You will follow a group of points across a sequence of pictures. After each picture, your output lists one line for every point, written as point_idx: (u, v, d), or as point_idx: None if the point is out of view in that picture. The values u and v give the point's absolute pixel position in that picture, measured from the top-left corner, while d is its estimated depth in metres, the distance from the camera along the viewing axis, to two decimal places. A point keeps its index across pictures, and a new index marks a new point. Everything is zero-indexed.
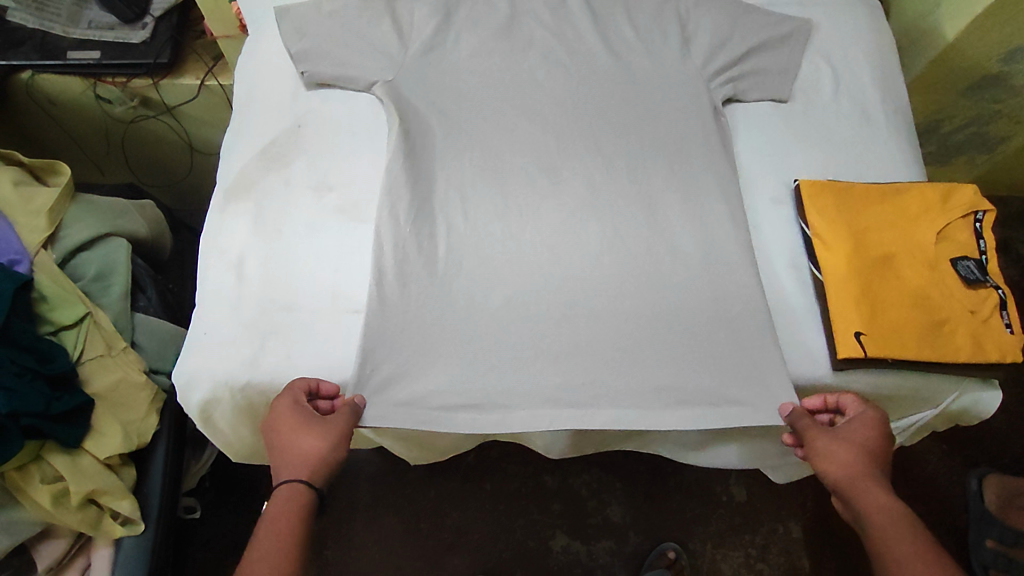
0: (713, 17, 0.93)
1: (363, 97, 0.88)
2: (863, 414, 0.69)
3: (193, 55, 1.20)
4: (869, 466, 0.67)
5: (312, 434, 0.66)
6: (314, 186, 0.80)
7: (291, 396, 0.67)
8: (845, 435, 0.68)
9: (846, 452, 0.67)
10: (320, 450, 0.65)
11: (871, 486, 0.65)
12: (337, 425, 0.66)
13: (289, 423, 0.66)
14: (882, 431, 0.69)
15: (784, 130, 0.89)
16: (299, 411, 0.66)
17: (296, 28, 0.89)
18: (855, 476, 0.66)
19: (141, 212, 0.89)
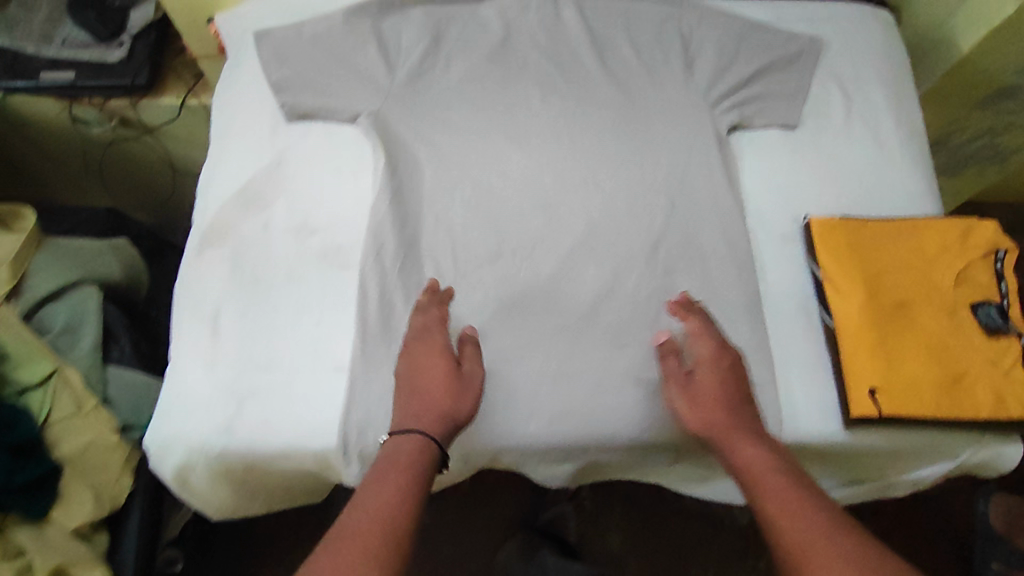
0: (717, 40, 0.88)
1: (346, 128, 0.82)
2: (705, 347, 0.68)
3: (172, 75, 1.15)
4: (730, 407, 0.64)
5: (451, 384, 0.63)
6: (294, 229, 0.76)
7: (438, 334, 0.67)
8: (696, 390, 0.66)
9: (702, 397, 0.65)
10: (453, 403, 0.62)
11: (737, 430, 0.63)
12: (469, 378, 0.65)
13: (433, 366, 0.64)
14: (734, 362, 0.67)
15: (795, 156, 0.83)
16: (446, 352, 0.65)
17: (276, 55, 0.84)
18: (715, 425, 0.64)
19: (119, 254, 0.85)
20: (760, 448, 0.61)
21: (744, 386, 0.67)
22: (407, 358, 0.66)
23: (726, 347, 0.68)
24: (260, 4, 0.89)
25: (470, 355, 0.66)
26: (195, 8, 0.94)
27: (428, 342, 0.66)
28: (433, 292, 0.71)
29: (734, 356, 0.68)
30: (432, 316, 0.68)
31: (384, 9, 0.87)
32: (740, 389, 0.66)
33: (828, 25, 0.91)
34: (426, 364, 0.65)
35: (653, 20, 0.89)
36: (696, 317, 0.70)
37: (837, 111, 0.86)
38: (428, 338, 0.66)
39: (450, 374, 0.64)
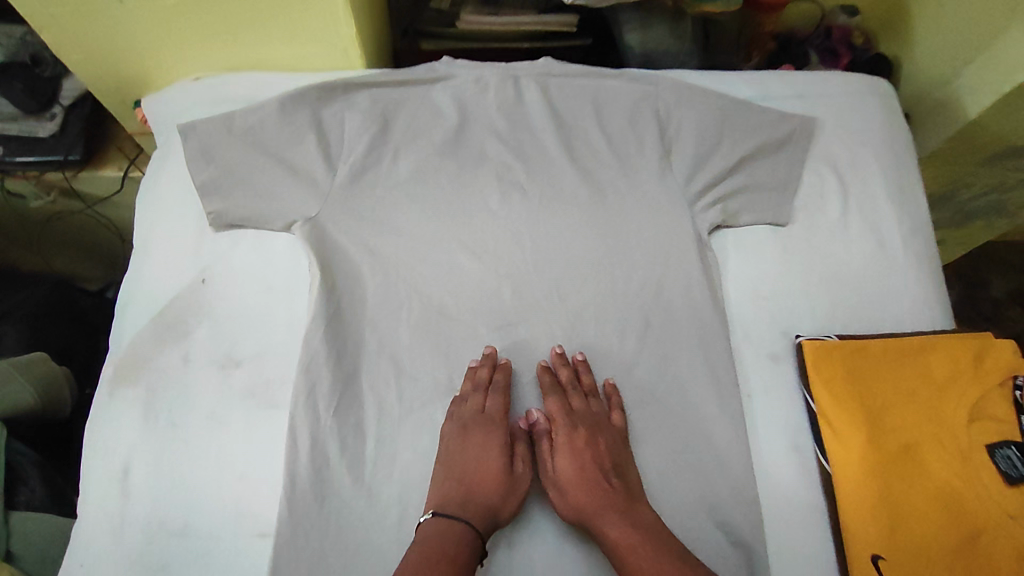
0: (698, 122, 0.79)
1: (280, 237, 0.73)
2: (557, 424, 0.65)
3: (114, 149, 1.07)
4: (591, 486, 0.61)
5: (504, 483, 0.62)
6: (217, 361, 0.67)
7: (499, 424, 0.64)
8: (561, 474, 0.62)
9: (565, 482, 0.62)
10: (498, 501, 0.61)
11: (601, 511, 0.60)
12: (520, 481, 0.63)
13: (484, 456, 0.62)
14: (591, 431, 0.64)
15: (784, 260, 0.74)
16: (504, 449, 0.64)
17: (203, 151, 0.75)
18: (585, 512, 0.60)
19: (31, 374, 0.77)
20: (626, 522, 0.59)
21: (609, 452, 0.63)
22: (463, 445, 0.63)
23: (579, 418, 0.65)
24: (191, 90, 0.81)
25: (522, 456, 0.64)
26: (123, 90, 0.87)
27: (490, 433, 0.64)
28: (497, 373, 0.67)
29: (588, 424, 0.64)
30: (496, 402, 0.65)
31: (324, 94, 0.77)
32: (602, 460, 0.63)
33: (822, 101, 0.82)
34: (482, 455, 0.63)
35: (626, 102, 0.80)
36: (552, 388, 0.66)
37: (833, 204, 0.77)
38: (489, 427, 0.64)
39: (502, 466, 0.62)
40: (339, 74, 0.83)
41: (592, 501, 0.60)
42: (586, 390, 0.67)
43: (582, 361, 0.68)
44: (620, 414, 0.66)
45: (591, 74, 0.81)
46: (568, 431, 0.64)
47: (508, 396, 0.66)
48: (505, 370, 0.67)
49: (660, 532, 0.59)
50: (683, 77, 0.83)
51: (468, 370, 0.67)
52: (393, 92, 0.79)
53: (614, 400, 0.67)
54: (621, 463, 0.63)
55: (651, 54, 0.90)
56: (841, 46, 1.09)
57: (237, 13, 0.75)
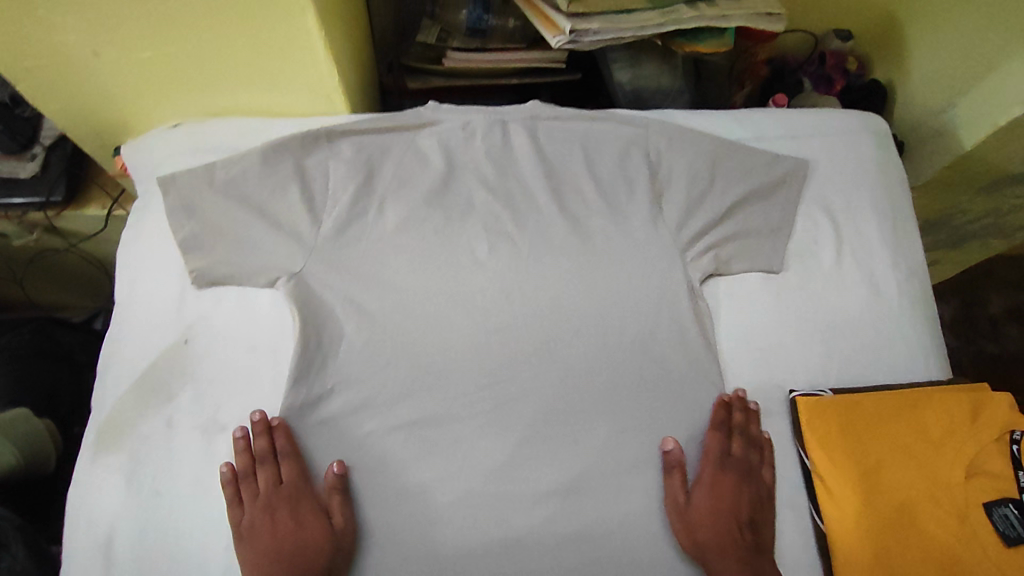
0: (689, 167, 0.77)
1: (263, 294, 0.72)
2: (708, 461, 0.66)
3: (96, 186, 1.04)
4: (726, 530, 0.63)
5: (325, 545, 0.61)
6: (200, 426, 0.66)
7: (301, 490, 0.64)
8: (691, 510, 0.64)
9: (695, 515, 0.64)
10: (326, 564, 0.61)
11: (724, 559, 0.62)
12: (343, 535, 0.63)
13: (290, 527, 0.62)
14: (739, 480, 0.65)
15: (778, 309, 0.73)
16: (317, 511, 0.63)
17: (184, 205, 0.73)
18: (709, 551, 0.62)
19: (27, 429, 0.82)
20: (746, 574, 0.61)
21: (750, 503, 0.65)
22: (273, 523, 0.62)
23: (732, 463, 0.66)
24: (171, 138, 0.80)
25: (338, 508, 0.63)
26: (103, 137, 0.85)
27: (296, 503, 0.63)
28: (274, 438, 0.64)
29: (739, 472, 0.66)
30: (288, 470, 0.64)
31: (307, 143, 0.75)
32: (738, 509, 0.64)
33: (814, 142, 0.81)
34: (296, 526, 0.62)
35: (616, 147, 0.78)
36: (721, 426, 0.67)
37: (828, 249, 0.76)
38: (294, 494, 0.64)
39: (318, 529, 0.62)
40: (321, 120, 0.81)
41: (719, 543, 0.62)
42: (754, 439, 0.67)
43: (754, 410, 0.68)
44: (339, 462, 0.65)
45: (581, 117, 0.80)
46: (715, 475, 0.65)
47: (297, 458, 0.65)
48: (283, 432, 0.64)
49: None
50: (674, 118, 0.82)
51: (241, 445, 0.64)
52: (379, 139, 0.78)
53: (767, 454, 0.67)
54: (758, 515, 0.65)
55: (640, 91, 0.89)
56: (836, 73, 1.08)
57: (215, 63, 0.74)
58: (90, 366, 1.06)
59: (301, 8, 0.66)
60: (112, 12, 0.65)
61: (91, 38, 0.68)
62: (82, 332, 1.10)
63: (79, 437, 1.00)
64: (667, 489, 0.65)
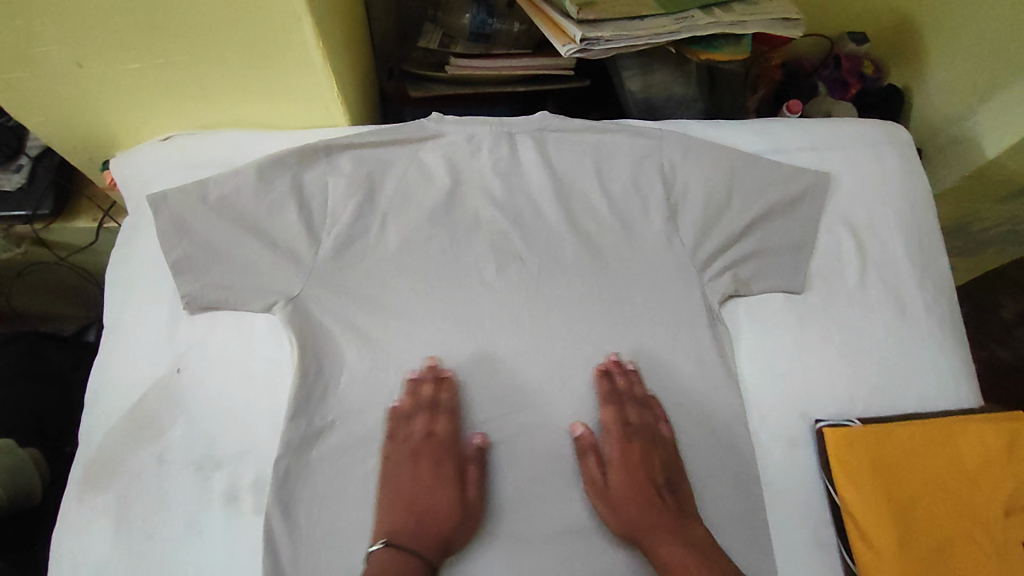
0: (706, 181, 0.74)
1: (260, 319, 0.68)
2: (610, 437, 0.65)
3: (85, 198, 1.00)
4: (645, 500, 0.61)
5: (455, 511, 0.61)
6: (195, 461, 0.62)
7: (450, 450, 0.64)
8: (610, 490, 0.62)
9: (615, 496, 0.62)
10: (451, 529, 0.60)
11: (655, 530, 0.60)
12: (471, 506, 0.62)
13: (426, 482, 0.62)
14: (645, 445, 0.64)
15: (801, 332, 0.69)
16: (454, 476, 0.63)
17: (175, 224, 0.69)
18: (637, 527, 0.61)
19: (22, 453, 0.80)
20: (680, 541, 0.59)
21: (663, 466, 0.64)
22: (415, 474, 0.62)
23: (634, 431, 0.65)
24: (161, 152, 0.76)
25: (475, 479, 0.63)
26: (91, 150, 0.81)
27: (441, 459, 0.63)
28: (441, 389, 0.66)
29: (643, 438, 0.64)
30: (444, 425, 0.65)
31: (305, 158, 0.72)
32: (654, 476, 0.63)
33: (835, 154, 0.77)
34: (433, 484, 0.62)
35: (628, 160, 0.75)
36: (609, 398, 0.66)
37: (852, 269, 0.72)
38: (440, 451, 0.64)
39: (452, 490, 0.62)
40: (319, 133, 0.77)
41: (643, 517, 0.60)
42: (645, 400, 0.66)
43: (633, 370, 0.67)
44: (482, 435, 0.65)
45: (593, 129, 0.76)
46: (620, 447, 0.64)
47: (453, 417, 0.65)
48: (450, 386, 0.66)
49: (713, 551, 0.59)
50: (689, 129, 0.78)
51: (411, 385, 0.65)
52: (381, 152, 0.74)
53: (660, 412, 0.66)
54: (672, 478, 0.63)
55: (652, 99, 0.85)
56: (852, 76, 1.05)
57: (207, 74, 0.70)
58: (82, 385, 1.02)
59: (298, 18, 0.62)
60: (94, 25, 0.61)
61: (75, 49, 0.64)
62: (73, 345, 1.05)
63: (71, 456, 0.97)
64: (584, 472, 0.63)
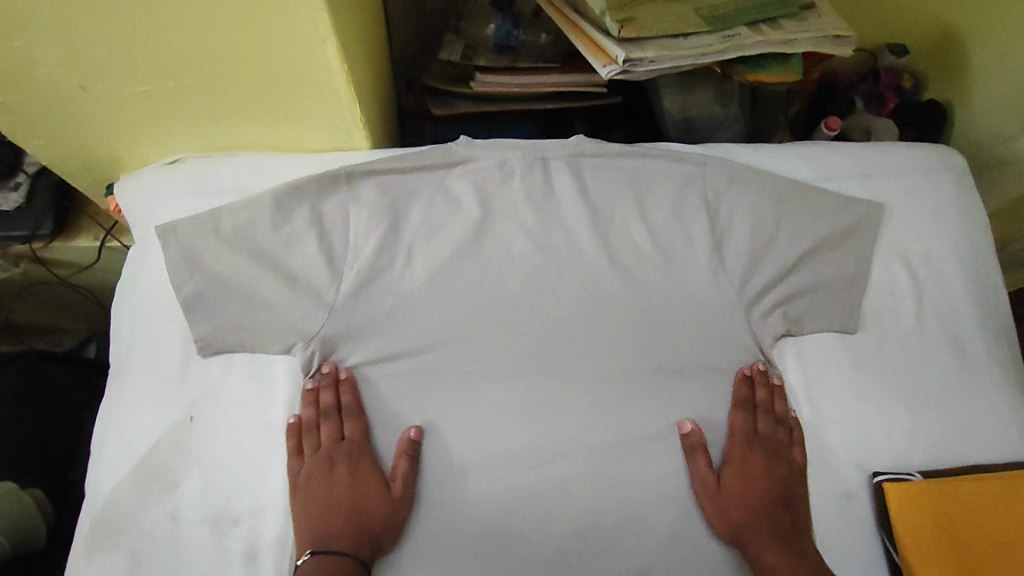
0: (752, 211, 0.69)
1: (277, 362, 0.64)
2: (735, 439, 0.63)
3: (86, 218, 0.95)
4: (758, 509, 0.60)
5: (383, 505, 0.59)
6: (210, 519, 0.58)
7: (367, 450, 0.61)
8: (724, 490, 0.61)
9: (727, 498, 0.60)
10: (382, 524, 0.58)
11: (761, 540, 0.59)
12: (401, 501, 0.59)
13: (343, 485, 0.60)
14: (769, 457, 0.62)
15: (858, 376, 0.65)
16: (378, 473, 0.61)
17: (186, 258, 0.65)
18: (746, 537, 0.59)
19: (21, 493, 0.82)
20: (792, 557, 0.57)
21: (783, 481, 0.62)
22: (331, 481, 0.60)
23: (761, 440, 0.63)
24: (171, 177, 0.71)
25: (404, 473, 0.60)
26: (96, 173, 0.76)
27: (356, 462, 0.61)
28: (341, 392, 0.62)
29: (769, 450, 0.63)
30: (352, 427, 0.62)
31: (325, 186, 0.67)
32: (772, 489, 0.61)
33: (887, 182, 0.73)
34: (354, 488, 0.60)
35: (669, 188, 0.70)
36: (743, 404, 0.64)
37: (908, 307, 0.68)
38: (357, 453, 0.61)
39: (378, 486, 0.60)
40: (339, 157, 0.72)
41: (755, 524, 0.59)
42: (780, 416, 0.64)
43: (780, 386, 0.65)
44: (415, 426, 0.62)
45: (631, 153, 0.71)
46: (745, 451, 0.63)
47: (359, 415, 0.62)
48: (349, 387, 0.62)
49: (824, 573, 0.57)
50: (734, 154, 0.73)
51: (309, 396, 0.62)
52: (404, 180, 0.69)
53: (798, 435, 0.64)
54: (792, 494, 0.61)
55: (691, 120, 0.80)
56: (890, 91, 1.00)
57: (222, 97, 0.65)
58: (83, 406, 0.96)
59: (321, 40, 0.58)
60: (100, 47, 0.57)
61: (79, 71, 0.59)
62: (76, 364, 1.01)
63: (75, 483, 0.90)
64: (693, 468, 0.61)
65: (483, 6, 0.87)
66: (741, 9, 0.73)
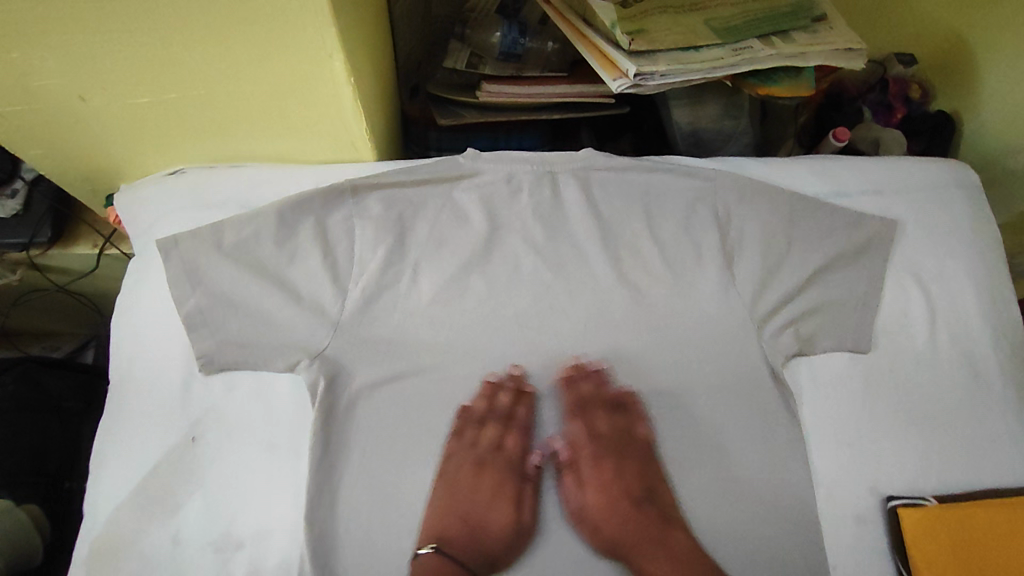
0: (762, 228, 0.68)
1: (282, 379, 0.62)
2: (579, 451, 0.65)
3: (84, 225, 0.92)
4: (623, 511, 0.61)
5: (510, 528, 0.60)
6: (213, 542, 0.57)
7: (521, 469, 0.64)
8: (587, 503, 0.61)
9: (593, 511, 0.61)
10: (503, 548, 0.59)
11: (641, 544, 0.59)
12: (526, 526, 0.60)
13: (482, 494, 0.62)
14: (618, 457, 0.64)
15: (869, 396, 0.65)
16: (514, 496, 0.62)
17: (188, 273, 0.64)
18: (620, 544, 0.59)
19: (18, 507, 0.81)
20: (668, 550, 0.58)
21: (642, 476, 0.63)
22: (476, 484, 0.63)
23: (603, 442, 0.64)
24: (171, 190, 0.69)
25: (530, 499, 0.62)
26: (93, 182, 0.74)
27: (507, 476, 0.64)
28: (521, 403, 0.65)
29: (614, 450, 0.64)
30: (514, 441, 0.65)
31: (330, 199, 0.66)
32: (633, 486, 0.62)
33: (899, 198, 0.72)
34: (491, 499, 0.62)
35: (680, 204, 0.69)
36: (574, 408, 0.65)
37: (918, 326, 0.67)
38: (508, 468, 0.64)
39: (509, 505, 0.62)
40: (342, 171, 0.71)
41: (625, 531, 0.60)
42: (577, 408, 0.65)
43: (601, 373, 0.65)
44: (540, 452, 0.65)
45: (641, 167, 0.70)
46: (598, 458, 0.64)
47: (528, 435, 0.66)
48: (528, 401, 0.65)
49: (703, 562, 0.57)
50: (743, 169, 0.73)
51: (489, 389, 0.64)
52: (411, 193, 0.68)
53: (637, 416, 0.65)
54: (654, 486, 0.62)
55: (700, 132, 0.80)
56: (897, 100, 1.00)
57: (223, 110, 0.63)
58: (82, 413, 0.96)
59: (326, 55, 0.56)
60: (98, 58, 0.55)
61: (76, 81, 0.58)
62: (74, 371, 1.00)
63: (73, 493, 0.89)
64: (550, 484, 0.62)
65: (488, 13, 0.84)
66: (752, 20, 0.72)
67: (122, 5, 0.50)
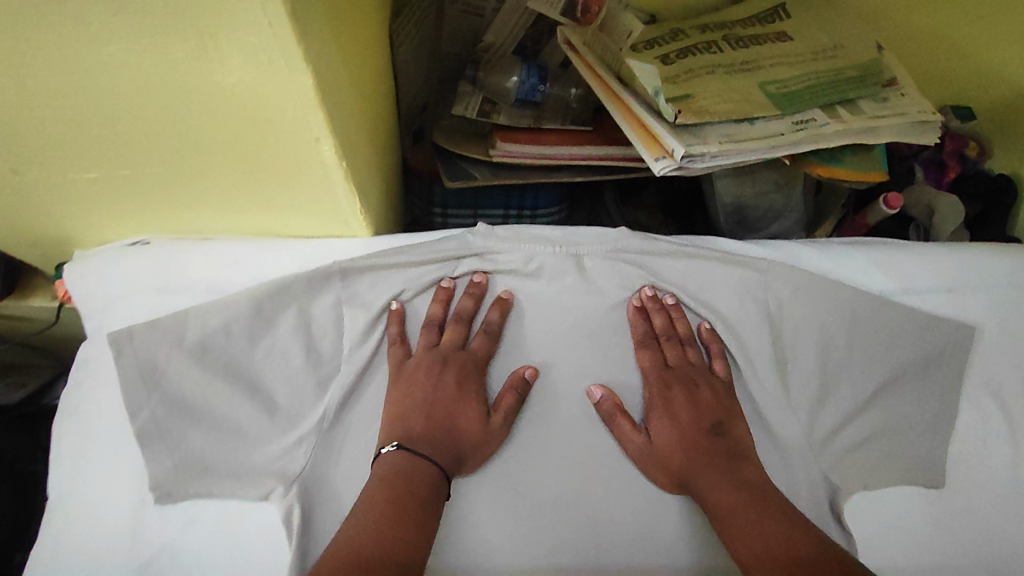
0: (821, 331, 0.59)
1: (252, 509, 0.52)
2: (650, 380, 0.56)
3: (41, 275, 0.81)
4: (693, 443, 0.53)
5: (476, 434, 0.53)
6: None
7: (482, 372, 0.56)
8: (657, 436, 0.54)
9: (662, 452, 0.53)
10: (466, 450, 0.52)
11: (705, 471, 0.51)
12: (495, 433, 0.53)
13: (446, 393, 0.54)
14: (688, 388, 0.56)
15: (944, 537, 0.55)
16: (482, 400, 0.54)
17: (143, 375, 0.53)
18: (690, 475, 0.52)
19: None
20: (732, 479, 0.51)
21: (711, 407, 0.55)
22: (438, 383, 0.54)
23: (674, 372, 0.57)
24: (130, 268, 0.59)
25: (508, 406, 0.54)
26: (43, 249, 0.63)
27: (467, 374, 0.55)
28: (494, 307, 0.57)
29: (684, 381, 0.56)
30: (480, 343, 0.56)
31: (314, 283, 0.56)
32: (703, 418, 0.54)
33: (976, 300, 0.62)
34: (456, 394, 0.54)
35: (724, 302, 0.60)
36: (645, 340, 0.58)
37: (1000, 456, 0.58)
38: (472, 373, 0.55)
39: (476, 405, 0.54)
40: (331, 249, 0.60)
41: (690, 459, 0.52)
42: (649, 339, 0.58)
43: (675, 306, 0.59)
44: (533, 366, 0.56)
45: (682, 253, 0.60)
46: (670, 390, 0.56)
47: (493, 338, 0.57)
48: (499, 307, 0.57)
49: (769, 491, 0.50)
50: (798, 259, 0.63)
51: (446, 294, 0.58)
52: (414, 277, 0.58)
53: (716, 349, 0.58)
54: (724, 420, 0.55)
55: (745, 208, 0.71)
56: (952, 159, 0.90)
57: (189, 187, 0.52)
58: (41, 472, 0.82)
59: (314, 137, 0.45)
60: (26, 129, 0.44)
61: (8, 155, 0.47)
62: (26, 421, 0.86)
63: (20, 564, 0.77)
64: (605, 408, 0.54)
65: (503, 53, 0.74)
66: (817, 86, 0.62)
67: (48, 79, 0.39)
